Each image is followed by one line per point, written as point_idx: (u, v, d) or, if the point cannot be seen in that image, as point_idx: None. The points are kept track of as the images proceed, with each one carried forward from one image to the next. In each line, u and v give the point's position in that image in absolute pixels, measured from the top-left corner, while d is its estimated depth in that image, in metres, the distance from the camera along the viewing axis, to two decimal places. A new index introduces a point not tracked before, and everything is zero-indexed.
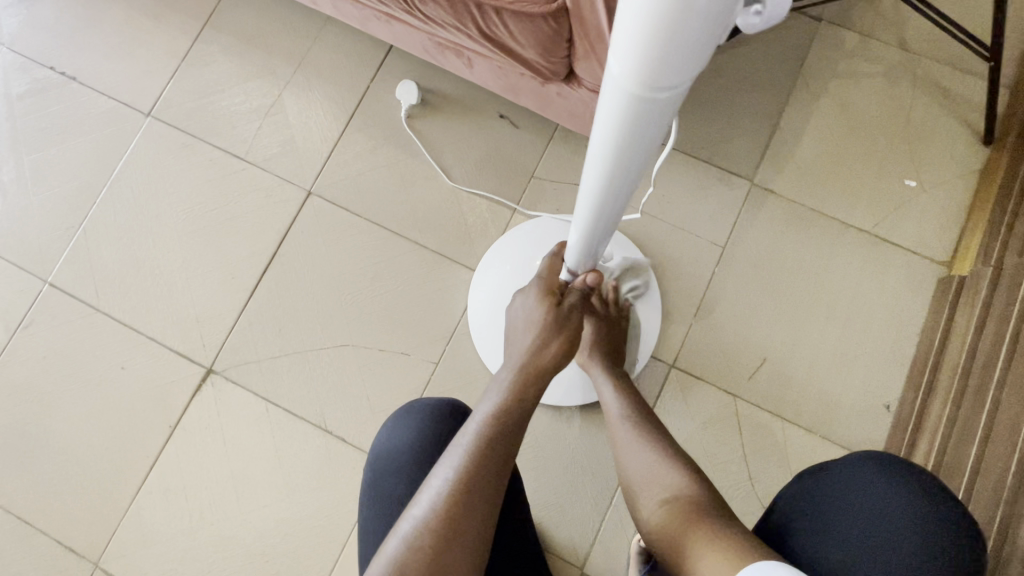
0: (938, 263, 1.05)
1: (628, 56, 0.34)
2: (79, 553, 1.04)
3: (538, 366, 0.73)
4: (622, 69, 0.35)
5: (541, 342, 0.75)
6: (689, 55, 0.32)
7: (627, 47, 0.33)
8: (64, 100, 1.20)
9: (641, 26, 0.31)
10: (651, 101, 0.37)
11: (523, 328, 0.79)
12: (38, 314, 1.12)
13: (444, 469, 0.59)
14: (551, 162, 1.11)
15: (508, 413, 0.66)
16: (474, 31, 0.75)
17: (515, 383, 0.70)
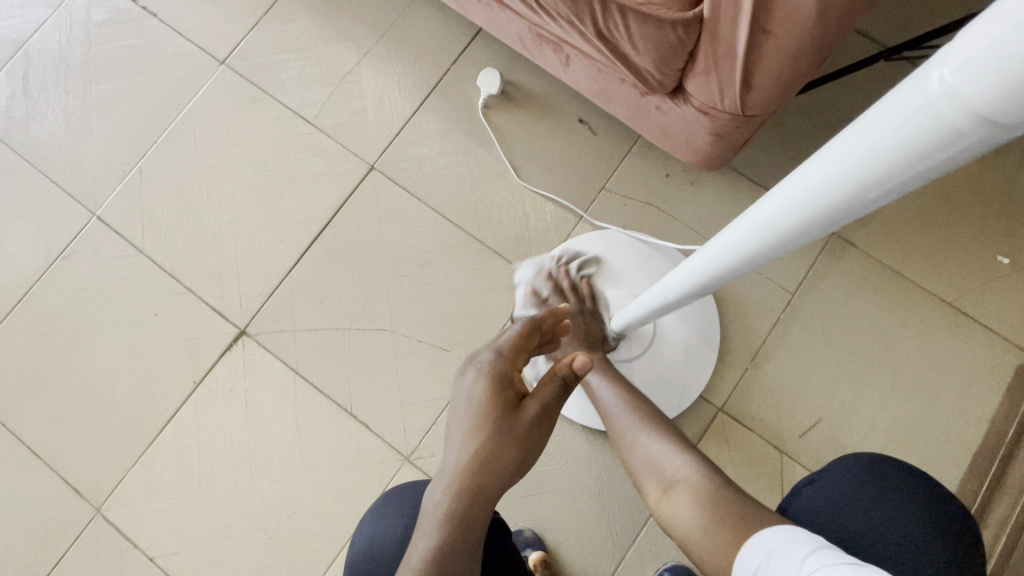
0: (1021, 349, 0.98)
1: (981, 69, 0.21)
2: (83, 495, 1.01)
3: (483, 477, 0.58)
4: (954, 83, 0.22)
5: (480, 455, 0.59)
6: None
7: (994, 52, 0.20)
8: (141, 35, 1.18)
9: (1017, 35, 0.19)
10: (969, 139, 0.24)
11: (463, 427, 0.61)
12: (80, 246, 1.10)
13: None
14: (626, 177, 1.06)
15: (451, 551, 0.54)
16: (589, 28, 0.70)
17: (456, 512, 0.56)
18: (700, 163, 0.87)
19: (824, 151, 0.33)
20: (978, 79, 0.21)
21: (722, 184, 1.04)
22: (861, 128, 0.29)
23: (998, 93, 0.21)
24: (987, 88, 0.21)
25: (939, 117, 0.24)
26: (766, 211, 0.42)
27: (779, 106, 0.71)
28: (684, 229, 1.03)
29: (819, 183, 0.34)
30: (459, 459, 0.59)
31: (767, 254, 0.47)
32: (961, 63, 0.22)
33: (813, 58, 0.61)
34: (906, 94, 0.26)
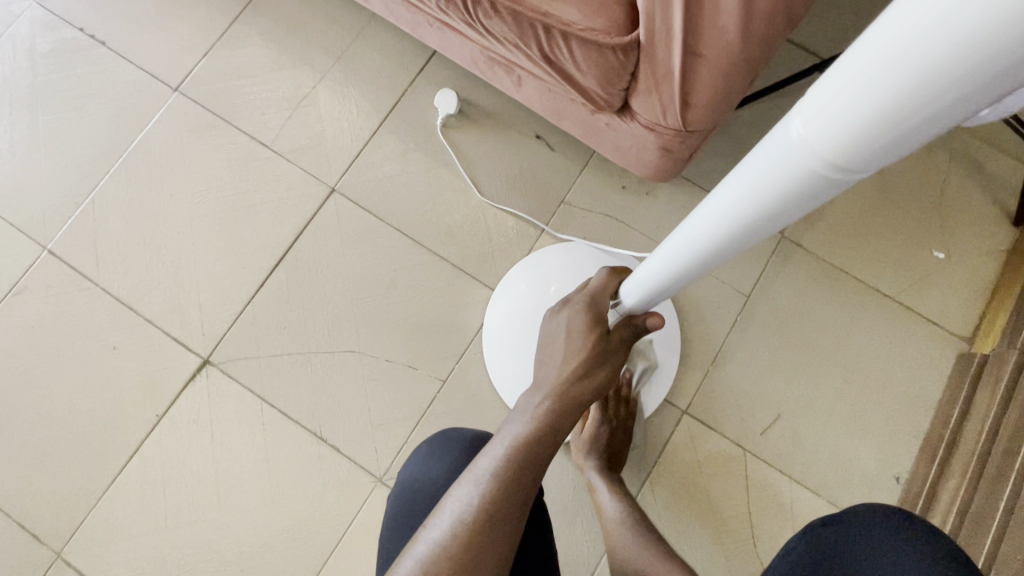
0: (959, 338, 1.04)
1: (822, 127, 0.31)
2: (42, 540, 0.97)
3: (572, 397, 0.65)
4: (808, 135, 0.32)
5: (576, 372, 0.67)
6: (903, 144, 0.29)
7: (830, 117, 0.30)
8: (90, 63, 1.16)
9: (832, 109, 0.30)
10: (827, 175, 0.34)
11: (560, 348, 0.69)
12: (32, 281, 1.07)
13: (463, 494, 0.56)
14: (584, 190, 1.09)
15: (533, 448, 0.60)
16: (535, 52, 0.73)
17: (546, 413, 0.63)
18: (652, 175, 0.90)
19: (741, 170, 0.43)
20: (823, 133, 0.31)
21: (676, 194, 1.08)
22: (759, 159, 0.40)
23: (836, 143, 0.31)
24: (829, 138, 0.31)
25: (807, 160, 0.34)
26: (700, 224, 0.53)
27: (718, 122, 0.74)
28: (642, 239, 1.07)
29: (739, 198, 0.44)
30: (555, 373, 0.67)
31: (705, 262, 0.57)
32: (810, 120, 0.31)
33: (744, 77, 0.65)
34: (784, 139, 0.36)
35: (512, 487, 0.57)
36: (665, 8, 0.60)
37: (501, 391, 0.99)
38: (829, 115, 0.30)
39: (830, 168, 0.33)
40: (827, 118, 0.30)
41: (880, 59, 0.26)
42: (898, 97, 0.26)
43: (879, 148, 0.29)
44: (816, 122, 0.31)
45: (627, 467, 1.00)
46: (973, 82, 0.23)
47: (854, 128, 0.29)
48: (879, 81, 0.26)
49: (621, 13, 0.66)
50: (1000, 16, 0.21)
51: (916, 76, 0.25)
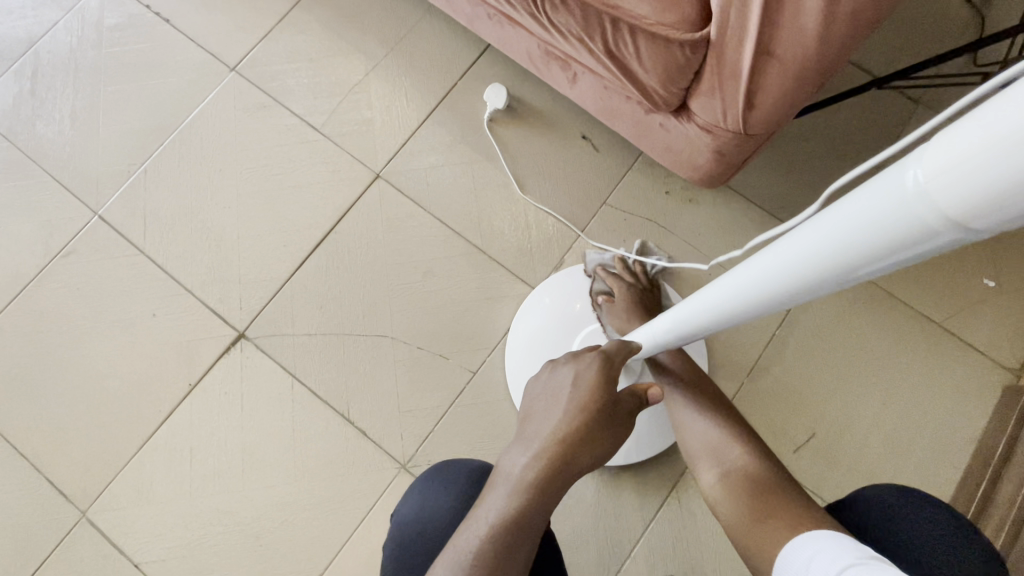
0: (1005, 370, 1.00)
1: (955, 179, 0.23)
2: (69, 498, 0.99)
3: (566, 457, 0.60)
4: (929, 185, 0.24)
5: (573, 439, 0.61)
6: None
7: (988, 153, 0.21)
8: (153, 39, 1.19)
9: (992, 150, 0.21)
10: (938, 242, 0.26)
11: (558, 408, 0.63)
12: (80, 244, 1.09)
13: (497, 500, 0.58)
14: (626, 193, 1.08)
15: (551, 477, 0.59)
16: (599, 46, 0.73)
17: (536, 482, 0.58)
18: (700, 180, 0.90)
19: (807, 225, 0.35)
20: (952, 183, 0.23)
21: (719, 203, 1.07)
22: (836, 212, 0.31)
23: (971, 201, 0.23)
24: (960, 195, 0.23)
25: (916, 218, 0.26)
26: (740, 280, 0.44)
27: (779, 127, 0.73)
28: (682, 247, 1.06)
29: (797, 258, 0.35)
30: (549, 438, 0.61)
31: (737, 320, 0.48)
32: (939, 165, 0.23)
33: (813, 80, 0.64)
34: (879, 187, 0.28)
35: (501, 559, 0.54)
36: (741, 6, 0.60)
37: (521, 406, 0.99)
38: (976, 159, 0.22)
39: (955, 227, 0.24)
40: (972, 158, 0.22)
41: None
42: None
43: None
44: (949, 167, 0.23)
45: (653, 477, 0.98)
46: None
47: (1014, 181, 0.21)
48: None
49: (693, 10, 0.66)
50: None
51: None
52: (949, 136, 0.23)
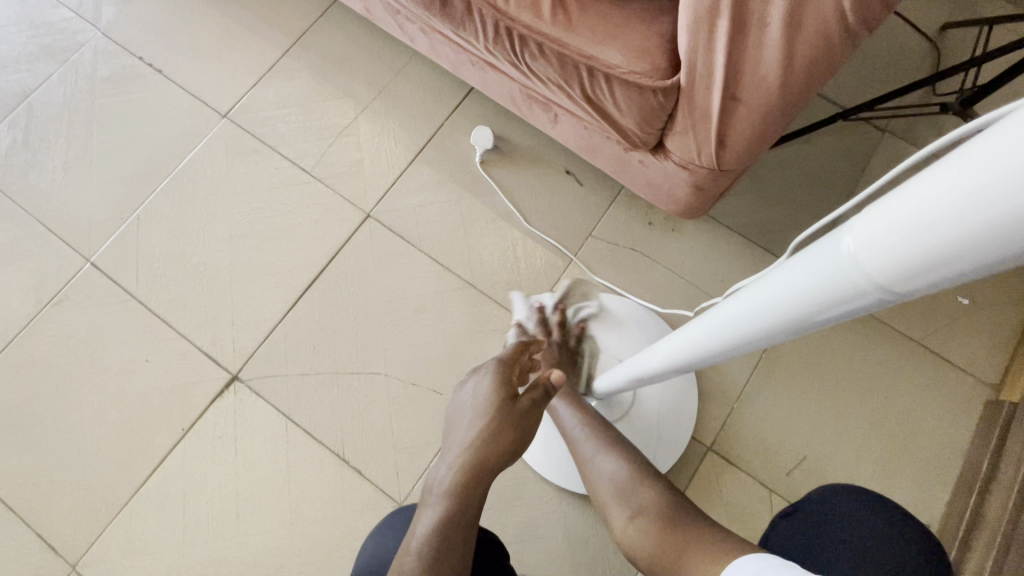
0: (985, 386, 1.03)
1: (891, 248, 0.26)
2: (58, 551, 0.97)
3: (477, 464, 0.62)
4: (865, 254, 0.28)
5: (485, 441, 0.63)
6: (988, 270, 0.25)
7: (904, 233, 0.25)
8: (146, 88, 1.22)
9: (907, 228, 0.25)
10: (878, 300, 0.29)
11: (468, 418, 0.65)
12: (72, 292, 1.10)
13: (420, 530, 0.59)
14: (611, 225, 1.11)
15: (466, 492, 0.61)
16: (577, 92, 0.77)
17: (452, 493, 0.61)
18: (680, 212, 0.93)
19: (765, 278, 0.38)
20: (893, 248, 0.26)
21: (701, 231, 1.11)
22: (788, 270, 0.35)
23: (904, 267, 0.26)
24: (894, 262, 0.26)
25: (853, 281, 0.29)
26: (708, 323, 0.47)
27: (751, 163, 0.77)
28: (667, 275, 1.09)
29: (754, 307, 0.39)
30: (463, 446, 0.63)
31: (704, 360, 0.51)
32: (873, 238, 0.27)
33: (780, 120, 0.68)
34: (826, 249, 0.31)
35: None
36: (708, 55, 0.64)
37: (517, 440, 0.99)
38: (899, 234, 0.25)
39: (887, 288, 0.28)
40: (900, 234, 0.25)
41: (991, 177, 0.21)
42: (993, 224, 0.22)
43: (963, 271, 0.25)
44: (887, 234, 0.26)
45: None
46: None
47: (937, 253, 0.24)
48: (991, 199, 0.21)
49: (664, 55, 0.70)
50: None
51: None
52: (873, 214, 0.27)
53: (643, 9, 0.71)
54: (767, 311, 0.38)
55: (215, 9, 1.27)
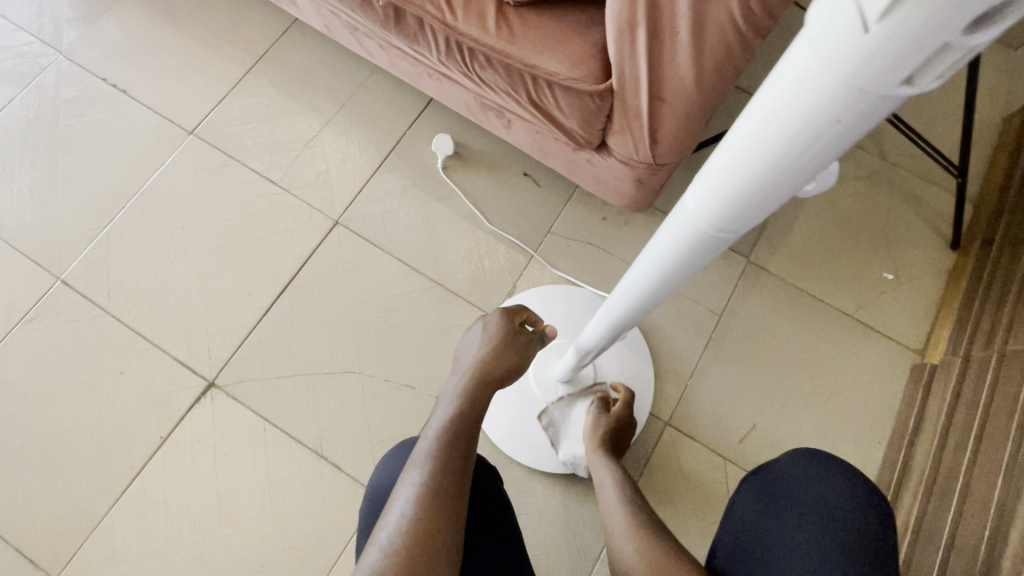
0: (911, 350, 1.14)
1: (711, 187, 0.38)
2: (40, 564, 0.98)
3: (486, 370, 0.71)
4: (701, 196, 0.39)
5: (488, 362, 0.71)
6: (767, 198, 0.36)
7: (713, 176, 0.37)
8: (110, 108, 1.25)
9: (716, 175, 0.37)
10: (717, 230, 0.41)
11: (477, 344, 0.74)
12: (43, 310, 1.11)
13: (434, 424, 0.66)
14: (568, 221, 1.19)
15: (475, 391, 0.70)
16: (524, 98, 0.84)
17: (466, 393, 0.69)
18: (629, 206, 1.01)
19: (654, 245, 0.49)
20: (716, 194, 0.38)
21: (650, 223, 1.20)
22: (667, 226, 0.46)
23: (721, 198, 0.38)
24: (715, 195, 0.38)
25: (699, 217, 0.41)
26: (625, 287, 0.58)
27: (684, 156, 0.85)
28: (622, 265, 1.17)
29: (652, 260, 0.50)
30: (475, 360, 0.72)
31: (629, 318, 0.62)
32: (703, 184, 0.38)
33: (702, 115, 0.77)
34: (687, 212, 0.42)
35: (445, 475, 0.60)
36: (633, 61, 0.72)
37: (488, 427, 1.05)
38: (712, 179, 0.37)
39: (720, 217, 0.39)
40: (712, 178, 0.37)
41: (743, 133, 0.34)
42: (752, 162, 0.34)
43: (775, 199, 0.36)
44: (717, 189, 0.38)
45: None
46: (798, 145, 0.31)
47: (732, 184, 0.36)
48: (746, 145, 0.33)
49: (597, 63, 0.77)
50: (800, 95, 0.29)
51: (792, 136, 0.31)
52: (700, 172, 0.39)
53: (578, 21, 0.79)
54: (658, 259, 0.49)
55: (177, 29, 1.31)
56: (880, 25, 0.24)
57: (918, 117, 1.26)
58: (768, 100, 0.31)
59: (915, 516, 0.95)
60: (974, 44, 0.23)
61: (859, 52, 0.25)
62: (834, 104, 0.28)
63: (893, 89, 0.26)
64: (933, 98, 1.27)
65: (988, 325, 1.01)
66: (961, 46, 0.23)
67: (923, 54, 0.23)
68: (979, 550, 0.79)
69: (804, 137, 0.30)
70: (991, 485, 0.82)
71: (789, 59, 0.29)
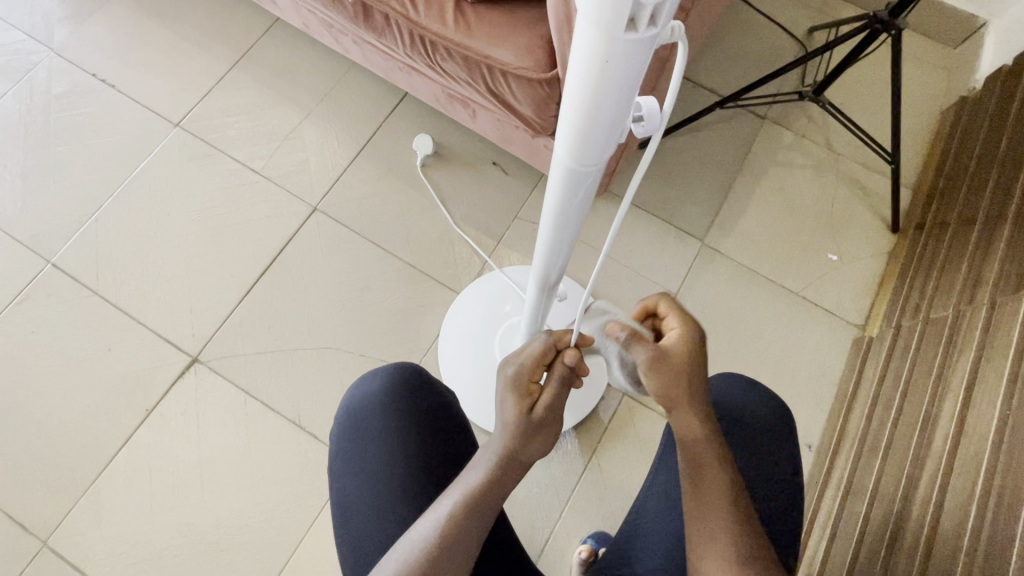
0: (853, 325, 1.22)
1: (566, 138, 0.46)
2: (30, 529, 1.04)
3: (515, 455, 0.62)
4: (563, 147, 0.48)
5: (523, 445, 0.62)
6: (607, 136, 0.45)
7: (565, 130, 0.46)
8: (99, 102, 1.32)
9: (567, 127, 0.45)
10: (585, 169, 0.49)
11: (507, 409, 0.63)
12: (33, 291, 1.17)
13: (452, 497, 0.61)
14: (534, 207, 1.27)
15: (504, 474, 0.62)
16: (483, 88, 0.92)
17: (490, 475, 0.61)
18: None
19: (547, 197, 0.57)
20: (570, 142, 0.46)
21: (611, 210, 1.28)
22: (552, 183, 0.54)
23: (576, 143, 0.46)
24: (571, 143, 0.46)
25: (568, 164, 0.49)
26: (542, 246, 0.65)
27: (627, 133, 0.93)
28: (584, 248, 1.25)
29: (552, 214, 0.58)
30: (503, 432, 0.63)
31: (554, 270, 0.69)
32: (562, 138, 0.47)
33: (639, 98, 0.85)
34: (557, 159, 0.51)
35: (455, 546, 0.59)
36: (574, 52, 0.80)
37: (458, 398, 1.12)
38: (565, 132, 0.46)
39: (584, 156, 0.48)
40: (564, 130, 0.46)
41: (568, 93, 0.42)
42: (582, 112, 0.42)
43: (608, 134, 0.45)
44: (565, 134, 0.46)
45: (575, 446, 1.12)
46: (604, 91, 0.40)
47: (576, 131, 0.45)
48: (571, 100, 0.42)
49: (545, 54, 0.86)
50: (584, 55, 0.38)
51: (589, 84, 0.39)
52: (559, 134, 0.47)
53: (526, 17, 0.87)
54: (555, 209, 0.57)
55: (163, 28, 1.38)
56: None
57: (861, 110, 1.35)
58: (571, 63, 0.40)
59: (848, 473, 1.02)
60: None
61: (598, 12, 0.34)
62: (600, 54, 0.37)
63: (627, 33, 0.35)
64: (874, 93, 1.37)
65: (916, 299, 1.10)
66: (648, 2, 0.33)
67: (627, 9, 0.33)
68: (895, 496, 0.87)
69: (595, 85, 0.39)
70: (909, 440, 0.90)
71: (576, 34, 0.38)
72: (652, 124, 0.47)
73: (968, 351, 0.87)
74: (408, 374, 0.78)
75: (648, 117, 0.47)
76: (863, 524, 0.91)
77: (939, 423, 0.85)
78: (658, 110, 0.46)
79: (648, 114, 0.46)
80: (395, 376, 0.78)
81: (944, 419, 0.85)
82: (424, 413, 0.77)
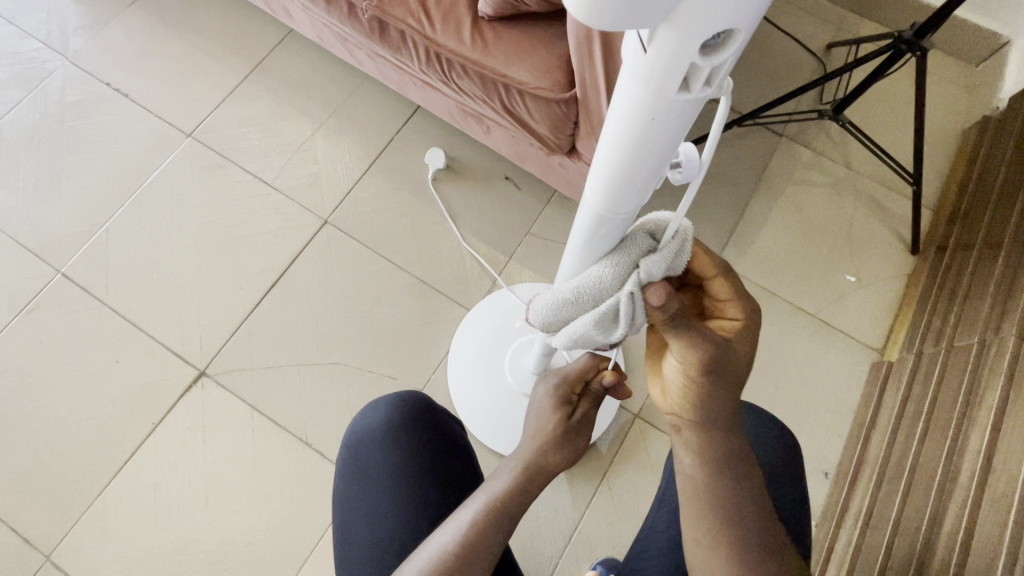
0: (871, 349, 1.19)
1: (598, 180, 0.46)
2: (34, 543, 1.03)
3: (540, 462, 0.63)
4: (594, 189, 0.48)
5: (545, 451, 0.64)
6: (642, 184, 0.45)
7: (599, 173, 0.46)
8: (113, 111, 1.32)
9: (601, 171, 0.45)
10: (614, 216, 0.49)
11: (537, 418, 0.67)
12: (43, 301, 1.17)
13: (473, 504, 0.60)
14: (547, 223, 1.25)
15: (528, 482, 0.61)
16: (498, 106, 0.90)
17: (513, 482, 0.61)
18: None
19: (572, 235, 0.56)
20: (602, 185, 0.46)
21: None
22: (578, 222, 0.54)
23: (608, 188, 0.46)
24: (603, 186, 0.46)
25: (596, 207, 0.49)
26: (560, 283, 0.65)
27: None
28: None
29: (574, 253, 0.58)
30: (529, 439, 0.65)
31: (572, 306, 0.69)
32: (594, 180, 0.47)
33: None
34: (587, 203, 0.50)
35: (475, 555, 0.56)
36: (593, 74, 0.79)
37: (467, 417, 1.10)
38: (598, 175, 0.46)
39: (615, 202, 0.47)
40: (598, 174, 0.46)
41: (605, 138, 0.43)
42: (618, 158, 0.42)
43: (645, 182, 0.44)
44: (600, 179, 0.46)
45: (586, 468, 1.10)
46: (645, 141, 0.39)
47: (610, 176, 0.44)
48: (608, 144, 0.42)
49: (564, 74, 0.85)
50: (628, 106, 0.38)
51: (631, 132, 0.39)
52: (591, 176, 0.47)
53: (545, 37, 0.86)
54: (578, 249, 0.56)
55: (177, 38, 1.38)
56: (651, 48, 0.33)
57: (881, 128, 1.33)
58: (613, 111, 0.40)
59: (866, 504, 1.00)
60: (715, 60, 0.33)
61: (647, 69, 0.34)
62: (645, 107, 0.37)
63: (678, 92, 0.35)
64: (894, 111, 1.34)
65: (939, 325, 1.07)
66: (704, 62, 0.33)
67: (680, 68, 0.33)
68: (915, 533, 0.84)
69: (639, 133, 0.39)
70: (932, 474, 0.88)
71: (621, 85, 0.38)
72: (690, 171, 0.46)
73: (994, 386, 0.84)
74: (412, 398, 0.78)
75: (686, 164, 0.46)
76: (883, 559, 0.88)
77: (964, 458, 0.83)
78: (696, 157, 0.45)
79: (687, 160, 0.45)
80: (397, 402, 0.77)
81: (969, 456, 0.82)
82: (428, 439, 0.76)
